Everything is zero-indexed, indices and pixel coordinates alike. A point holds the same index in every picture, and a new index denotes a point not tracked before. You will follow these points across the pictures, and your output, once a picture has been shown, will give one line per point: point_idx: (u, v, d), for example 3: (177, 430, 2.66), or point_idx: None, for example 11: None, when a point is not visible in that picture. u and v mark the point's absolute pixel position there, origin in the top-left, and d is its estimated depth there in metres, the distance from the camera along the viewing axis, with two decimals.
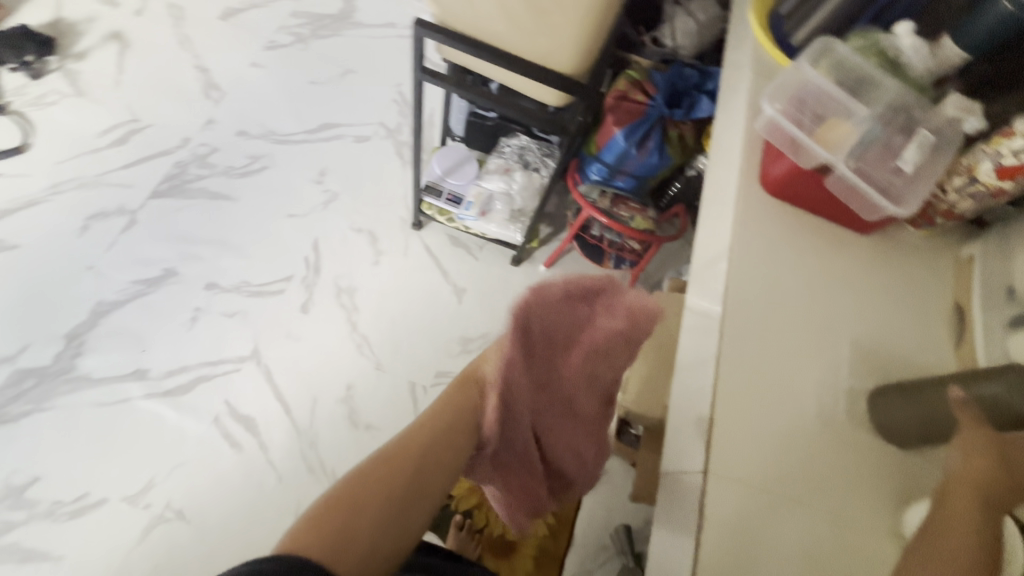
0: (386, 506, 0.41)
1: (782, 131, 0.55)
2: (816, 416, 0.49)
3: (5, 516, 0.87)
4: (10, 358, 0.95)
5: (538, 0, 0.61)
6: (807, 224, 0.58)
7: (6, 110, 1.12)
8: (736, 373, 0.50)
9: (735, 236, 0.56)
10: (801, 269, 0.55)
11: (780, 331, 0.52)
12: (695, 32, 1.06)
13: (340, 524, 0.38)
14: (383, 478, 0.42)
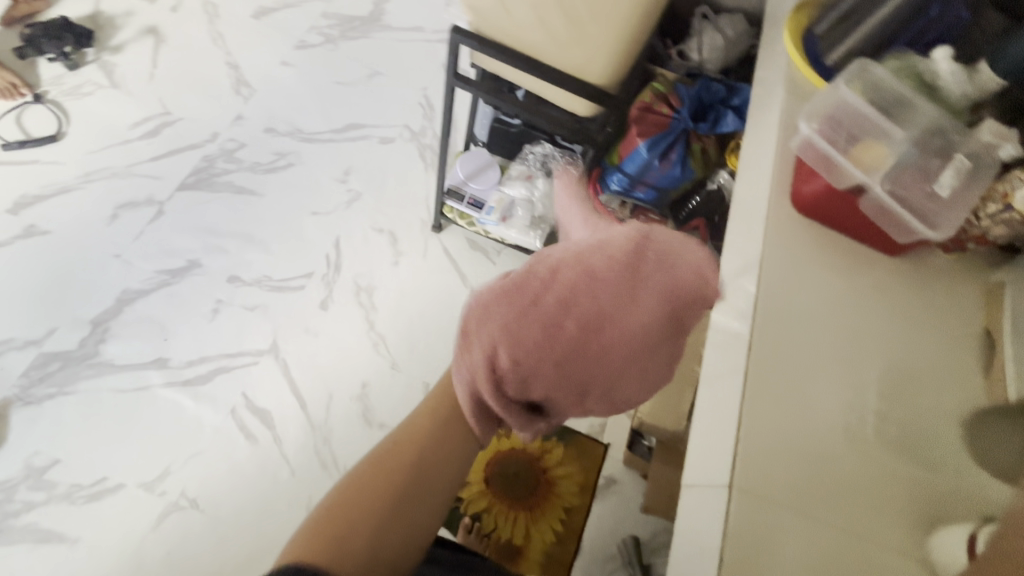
0: (384, 509, 0.44)
1: (818, 151, 0.55)
2: (842, 436, 0.49)
3: (25, 496, 0.88)
4: (36, 341, 0.97)
5: (573, 9, 0.61)
6: (837, 244, 0.58)
7: (43, 99, 1.15)
8: (763, 389, 0.51)
9: (767, 251, 0.57)
10: (833, 288, 0.56)
11: (807, 347, 0.53)
12: (722, 47, 1.08)
13: (341, 528, 0.42)
14: (379, 478, 0.46)
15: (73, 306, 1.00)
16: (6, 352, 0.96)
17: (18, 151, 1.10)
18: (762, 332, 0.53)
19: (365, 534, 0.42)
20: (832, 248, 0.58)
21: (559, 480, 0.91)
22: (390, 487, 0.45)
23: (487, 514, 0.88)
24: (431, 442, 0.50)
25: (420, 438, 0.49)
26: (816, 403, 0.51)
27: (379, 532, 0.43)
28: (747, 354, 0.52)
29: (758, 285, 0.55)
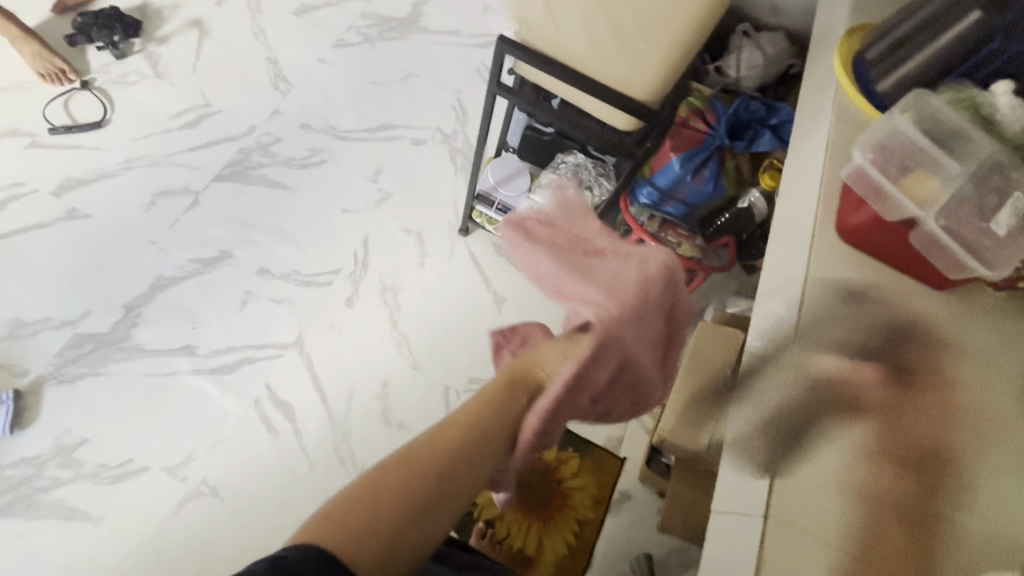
0: (398, 512, 0.42)
1: (868, 179, 0.57)
2: (878, 470, 0.51)
3: (54, 473, 0.91)
4: (72, 322, 1.00)
5: (620, 24, 0.62)
6: (881, 275, 0.60)
7: (90, 86, 1.18)
8: (798, 422, 0.54)
9: (806, 289, 0.60)
10: (876, 324, 0.58)
11: (847, 383, 0.55)
12: (761, 65, 1.07)
13: (355, 526, 0.40)
14: (408, 473, 0.44)
15: (108, 289, 1.03)
16: (43, 331, 0.99)
17: (64, 135, 1.13)
18: (798, 365, 0.57)
19: (377, 545, 0.40)
20: (877, 281, 0.60)
21: (573, 491, 0.92)
22: (413, 492, 0.44)
23: (499, 521, 0.88)
24: (469, 437, 0.49)
25: (450, 446, 0.47)
26: (856, 435, 0.53)
27: (390, 539, 0.41)
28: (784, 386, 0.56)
29: (798, 318, 0.59)
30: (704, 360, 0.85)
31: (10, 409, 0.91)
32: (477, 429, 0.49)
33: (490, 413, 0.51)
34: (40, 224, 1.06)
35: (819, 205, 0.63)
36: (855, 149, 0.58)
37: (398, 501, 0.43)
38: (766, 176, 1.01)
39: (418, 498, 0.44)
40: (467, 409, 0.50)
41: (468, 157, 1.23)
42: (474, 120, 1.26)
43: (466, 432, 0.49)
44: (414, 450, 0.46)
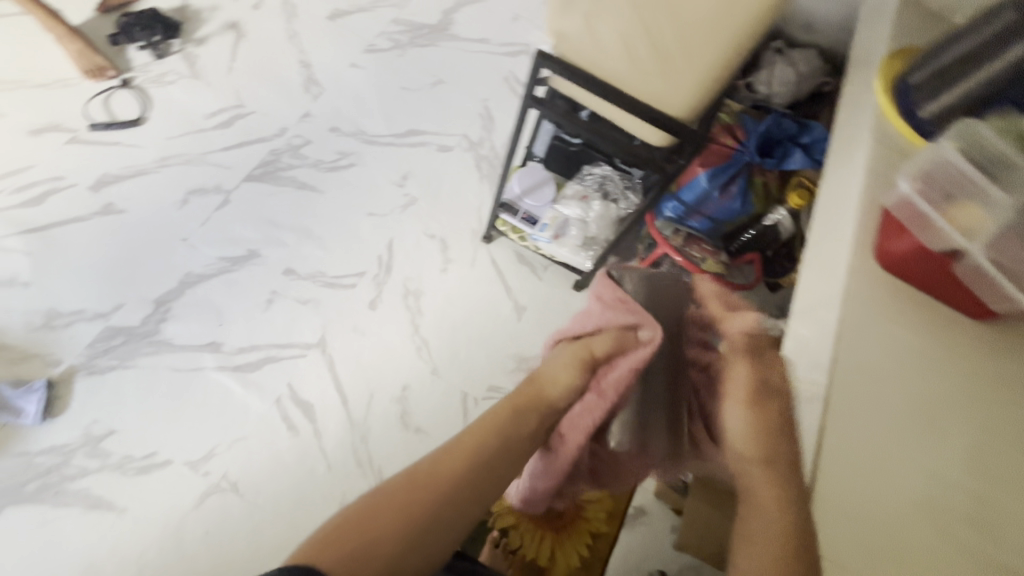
0: (399, 531, 0.51)
1: (913, 209, 0.57)
2: (916, 502, 0.52)
3: (81, 462, 0.93)
4: (104, 314, 1.02)
5: (661, 46, 0.64)
6: (922, 305, 0.60)
7: (130, 84, 1.21)
8: (837, 449, 0.55)
9: (843, 326, 0.58)
10: (913, 362, 0.57)
11: (888, 425, 0.55)
12: (793, 82, 1.06)
13: (353, 545, 0.48)
14: (410, 500, 0.53)
15: (140, 285, 1.05)
16: (76, 323, 1.01)
17: (103, 132, 1.16)
18: (835, 407, 0.56)
19: (377, 559, 0.48)
20: (910, 313, 0.59)
21: (588, 504, 0.91)
22: (412, 512, 0.52)
23: (513, 531, 0.89)
24: (466, 468, 0.57)
25: (440, 481, 0.56)
26: (897, 476, 0.53)
27: (397, 553, 0.49)
28: (821, 429, 0.55)
29: (834, 355, 0.58)
30: None
31: (42, 398, 0.94)
32: (494, 435, 0.61)
33: (501, 435, 0.62)
34: (77, 218, 1.09)
35: (857, 231, 0.63)
36: (901, 177, 0.58)
37: (397, 519, 0.51)
38: (794, 194, 1.00)
39: (417, 520, 0.52)
40: (463, 441, 0.60)
41: (494, 165, 1.23)
42: (502, 128, 1.27)
43: (462, 461, 0.58)
44: (409, 478, 0.55)
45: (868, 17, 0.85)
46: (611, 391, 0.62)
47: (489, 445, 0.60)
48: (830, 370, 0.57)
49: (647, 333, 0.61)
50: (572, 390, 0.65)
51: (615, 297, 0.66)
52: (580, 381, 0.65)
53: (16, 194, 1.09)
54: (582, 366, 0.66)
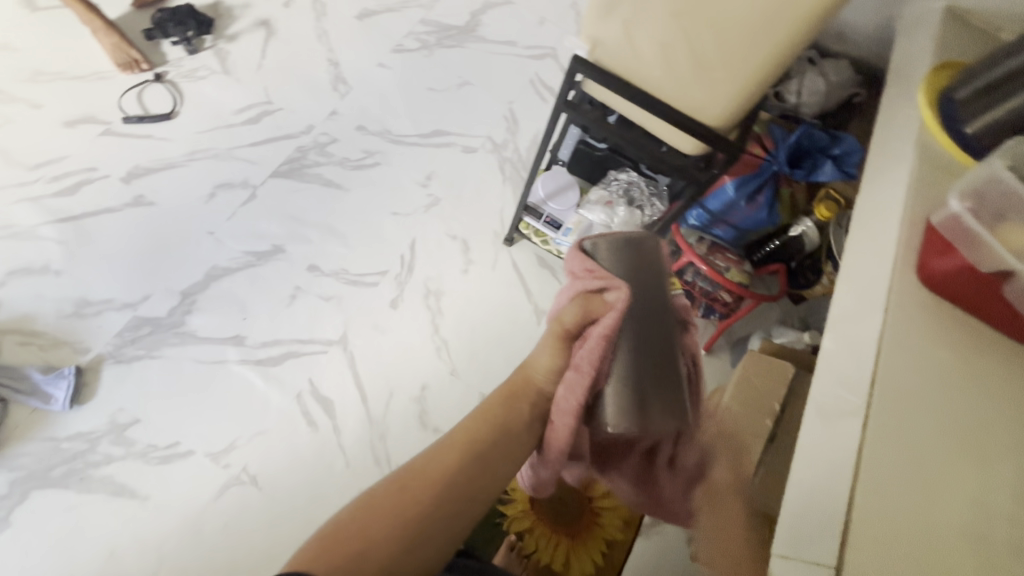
0: (398, 531, 0.51)
1: (963, 227, 0.58)
2: (957, 529, 0.51)
3: (107, 449, 0.95)
4: (132, 304, 1.04)
5: (702, 54, 0.64)
6: (964, 327, 0.60)
7: (163, 79, 1.23)
8: (874, 470, 0.54)
9: (884, 345, 0.60)
10: (958, 387, 0.57)
11: (930, 449, 0.55)
12: (823, 91, 1.01)
13: (351, 546, 0.48)
14: (400, 499, 0.53)
15: (167, 276, 1.07)
16: (105, 312, 1.03)
17: (136, 125, 1.18)
18: (878, 427, 0.56)
19: (379, 556, 0.49)
20: (953, 338, 0.60)
21: (604, 511, 0.89)
22: (409, 509, 0.52)
23: (529, 535, 0.89)
24: (462, 463, 0.56)
25: (438, 478, 0.55)
26: (935, 500, 0.53)
27: (393, 554, 0.49)
28: (861, 449, 0.56)
29: (875, 373, 0.59)
30: (751, 394, 0.84)
31: (71, 384, 0.96)
32: (488, 437, 0.58)
33: (495, 426, 0.59)
34: (108, 209, 1.11)
35: (899, 247, 0.64)
36: (951, 196, 0.60)
37: (398, 518, 0.51)
38: (822, 205, 0.98)
39: (414, 519, 0.52)
40: (456, 439, 0.58)
41: (517, 167, 1.23)
42: (526, 131, 1.26)
43: (458, 457, 0.57)
44: (405, 476, 0.55)
45: (904, 29, 0.87)
46: (587, 366, 0.55)
47: (481, 441, 0.58)
48: (871, 388, 0.58)
49: (615, 294, 0.56)
50: (553, 373, 0.61)
51: (585, 267, 0.60)
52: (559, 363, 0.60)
53: (50, 184, 1.12)
54: (561, 344, 0.60)
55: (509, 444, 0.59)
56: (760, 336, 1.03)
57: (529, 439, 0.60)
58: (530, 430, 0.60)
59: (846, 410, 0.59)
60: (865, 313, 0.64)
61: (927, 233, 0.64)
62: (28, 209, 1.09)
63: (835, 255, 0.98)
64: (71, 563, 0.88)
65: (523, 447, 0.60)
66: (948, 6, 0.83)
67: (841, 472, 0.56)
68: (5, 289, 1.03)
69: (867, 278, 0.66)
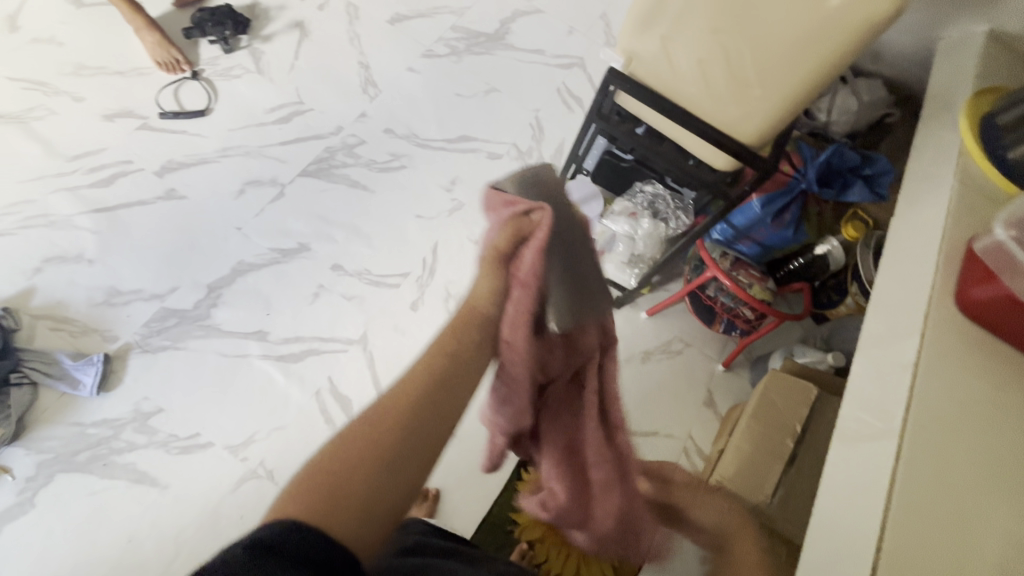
0: (375, 469, 0.39)
1: (1006, 256, 0.58)
2: (996, 564, 0.50)
3: (130, 436, 0.97)
4: (160, 296, 1.07)
5: (739, 71, 0.67)
6: (1002, 356, 0.60)
7: (199, 77, 1.26)
8: (910, 502, 0.53)
9: (922, 369, 0.59)
10: (996, 417, 0.56)
11: (966, 477, 0.54)
12: (855, 112, 0.99)
13: (324, 491, 0.37)
14: (369, 435, 0.40)
15: (196, 269, 1.09)
16: (134, 302, 1.06)
17: (172, 121, 1.21)
18: (913, 450, 0.55)
19: (357, 500, 0.37)
20: (992, 368, 0.59)
21: None
22: (380, 442, 0.40)
23: (540, 544, 0.88)
24: (428, 386, 0.45)
25: (396, 411, 0.42)
26: (972, 532, 0.52)
27: (363, 508, 0.37)
28: (895, 472, 0.55)
29: (910, 397, 0.58)
30: (772, 413, 0.83)
31: (98, 371, 0.98)
32: (450, 355, 0.48)
33: (444, 354, 0.48)
34: (141, 202, 1.13)
35: (939, 271, 0.64)
36: (995, 224, 0.60)
37: (373, 452, 0.40)
38: (849, 225, 0.96)
39: (389, 453, 0.40)
40: (418, 361, 0.47)
41: None
42: (551, 140, 1.26)
43: (419, 378, 0.45)
44: (361, 423, 0.41)
45: (944, 51, 0.87)
46: (533, 279, 0.52)
47: (443, 357, 0.47)
48: (906, 412, 0.58)
49: (539, 213, 0.53)
50: (493, 298, 0.52)
51: (498, 199, 0.57)
52: (499, 286, 0.53)
53: (87, 175, 1.15)
54: (497, 269, 0.53)
55: (468, 363, 0.48)
56: (781, 355, 1.02)
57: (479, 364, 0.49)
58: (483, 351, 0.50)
59: (872, 433, 0.60)
60: (899, 337, 0.64)
61: (967, 258, 0.63)
62: (65, 199, 1.12)
63: (860, 276, 0.94)
64: (92, 547, 0.90)
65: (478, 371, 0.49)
66: (991, 29, 0.82)
67: (872, 495, 0.56)
68: (41, 276, 1.06)
69: (902, 303, 0.67)
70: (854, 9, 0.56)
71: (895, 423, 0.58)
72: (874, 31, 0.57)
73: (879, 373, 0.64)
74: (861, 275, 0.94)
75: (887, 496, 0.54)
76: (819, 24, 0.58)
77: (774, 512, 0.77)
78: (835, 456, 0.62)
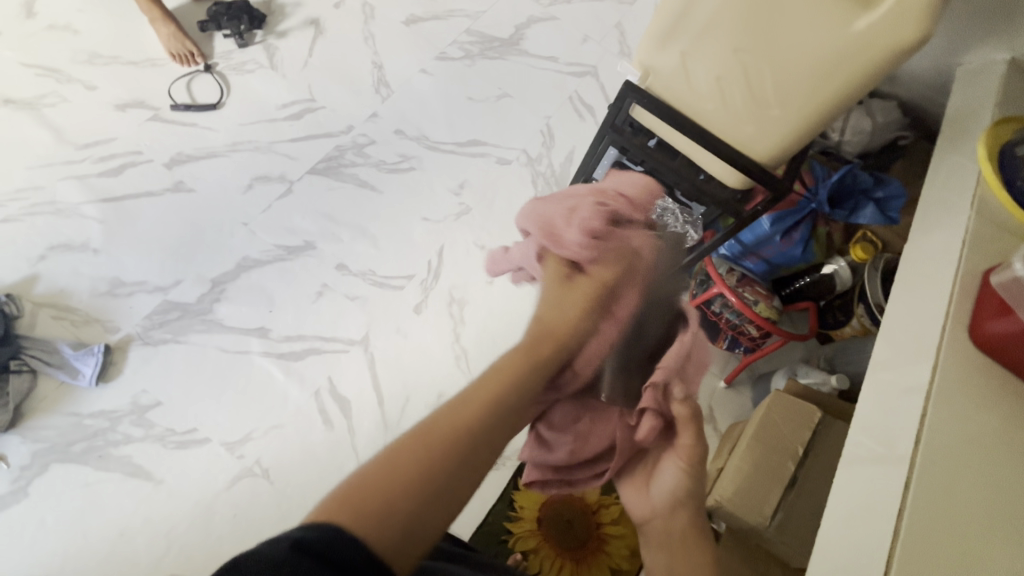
0: (415, 488, 0.38)
1: (1023, 291, 0.58)
2: None
3: (128, 429, 0.96)
4: (164, 288, 1.06)
5: (758, 92, 0.67)
6: (1007, 385, 0.60)
7: (212, 70, 1.25)
8: (920, 528, 0.53)
9: (934, 397, 0.59)
10: (1005, 447, 0.56)
11: (973, 512, 0.53)
12: (868, 133, 0.98)
13: (374, 496, 0.37)
14: (429, 453, 0.41)
15: (200, 263, 1.09)
16: (137, 294, 1.05)
17: (183, 113, 1.21)
18: (922, 480, 0.55)
19: (400, 523, 0.36)
20: (1002, 402, 0.59)
21: (611, 539, 0.89)
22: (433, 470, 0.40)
23: (534, 555, 0.87)
24: (483, 420, 0.45)
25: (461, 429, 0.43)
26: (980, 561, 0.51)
27: (409, 531, 0.36)
28: (902, 503, 0.54)
29: (917, 427, 0.58)
30: (773, 433, 0.82)
31: (98, 362, 0.97)
32: (514, 384, 0.49)
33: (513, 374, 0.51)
34: (149, 193, 1.13)
35: (953, 300, 0.64)
36: (1015, 258, 0.59)
37: (420, 476, 0.39)
38: (858, 246, 0.95)
39: (435, 484, 0.39)
40: (475, 396, 0.46)
41: (549, 183, 1.22)
42: (561, 147, 1.25)
43: (474, 414, 0.45)
44: (426, 433, 0.42)
45: (965, 77, 0.86)
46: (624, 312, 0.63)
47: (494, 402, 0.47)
48: (918, 438, 0.57)
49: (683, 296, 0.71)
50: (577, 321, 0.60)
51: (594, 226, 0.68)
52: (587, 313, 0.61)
53: (96, 164, 1.15)
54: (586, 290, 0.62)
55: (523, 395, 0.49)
56: (785, 375, 1.01)
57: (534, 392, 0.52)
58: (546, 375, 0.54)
59: (874, 459, 0.60)
60: (908, 362, 0.64)
61: (981, 291, 0.63)
62: (72, 187, 1.12)
63: (867, 299, 0.93)
64: (83, 538, 0.89)
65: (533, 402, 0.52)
66: (1012, 58, 0.81)
67: (877, 524, 0.55)
68: (45, 263, 1.06)
69: (909, 329, 0.66)
70: (880, 36, 0.56)
71: (899, 450, 0.58)
72: (899, 57, 0.56)
73: (885, 398, 0.63)
74: (868, 298, 0.92)
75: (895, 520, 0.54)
76: (842, 49, 0.58)
77: (772, 535, 0.77)
78: (838, 479, 0.62)
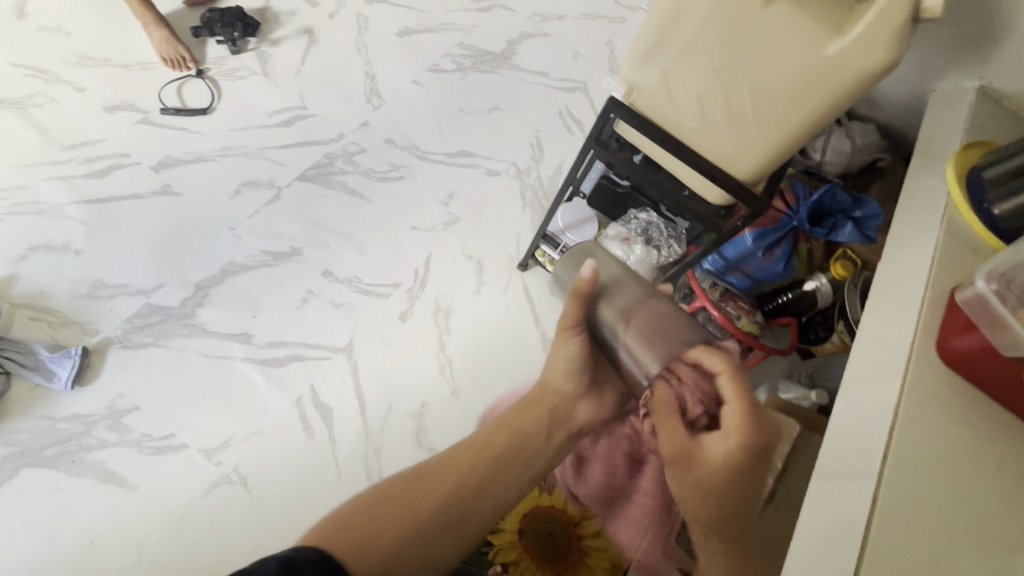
0: (402, 532, 0.51)
1: (987, 309, 0.59)
2: None
3: (102, 434, 0.94)
4: (146, 291, 1.05)
5: (737, 110, 0.68)
6: (963, 399, 0.62)
7: (203, 75, 1.26)
8: (886, 544, 0.54)
9: (902, 413, 0.60)
10: (960, 459, 0.58)
11: (938, 526, 0.55)
12: (848, 153, 1.01)
13: (365, 532, 0.50)
14: (423, 495, 0.54)
15: (185, 267, 1.08)
16: (119, 296, 1.04)
17: (172, 117, 1.21)
18: (887, 494, 0.56)
19: (376, 551, 0.49)
20: (963, 416, 0.61)
21: (592, 551, 0.87)
22: (417, 514, 0.53)
23: (514, 567, 0.88)
24: (482, 468, 0.58)
25: (450, 475, 0.56)
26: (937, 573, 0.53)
27: (386, 559, 0.49)
28: (871, 517, 0.55)
29: (888, 442, 0.59)
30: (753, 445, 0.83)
31: (75, 365, 0.96)
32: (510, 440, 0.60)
33: (510, 434, 0.61)
34: (134, 195, 1.12)
35: (921, 320, 0.66)
36: (978, 276, 0.60)
37: (408, 518, 0.53)
38: (836, 264, 0.97)
39: (422, 522, 0.53)
40: (480, 442, 0.60)
41: (538, 195, 1.23)
42: (550, 160, 1.26)
43: (468, 470, 0.57)
44: (418, 473, 0.57)
45: (937, 103, 0.89)
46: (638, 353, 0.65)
47: (496, 455, 0.59)
48: (886, 453, 0.58)
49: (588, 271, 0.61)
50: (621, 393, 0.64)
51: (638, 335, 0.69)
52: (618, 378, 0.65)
53: (82, 165, 1.14)
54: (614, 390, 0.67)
55: (524, 453, 0.60)
56: (766, 391, 1.02)
57: (541, 442, 0.62)
58: (545, 431, 0.62)
59: (849, 473, 0.60)
60: (880, 377, 0.65)
61: (951, 307, 0.65)
62: (57, 188, 1.11)
63: (846, 315, 0.94)
64: (52, 544, 0.87)
65: (539, 445, 0.62)
66: (981, 86, 0.84)
67: (843, 539, 0.56)
68: (25, 264, 1.05)
69: (884, 344, 0.67)
70: (849, 58, 0.58)
71: (873, 464, 0.58)
72: (869, 79, 0.58)
73: (860, 413, 0.63)
74: (848, 315, 0.94)
75: (860, 534, 0.55)
76: (814, 70, 0.60)
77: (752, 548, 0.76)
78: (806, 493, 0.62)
